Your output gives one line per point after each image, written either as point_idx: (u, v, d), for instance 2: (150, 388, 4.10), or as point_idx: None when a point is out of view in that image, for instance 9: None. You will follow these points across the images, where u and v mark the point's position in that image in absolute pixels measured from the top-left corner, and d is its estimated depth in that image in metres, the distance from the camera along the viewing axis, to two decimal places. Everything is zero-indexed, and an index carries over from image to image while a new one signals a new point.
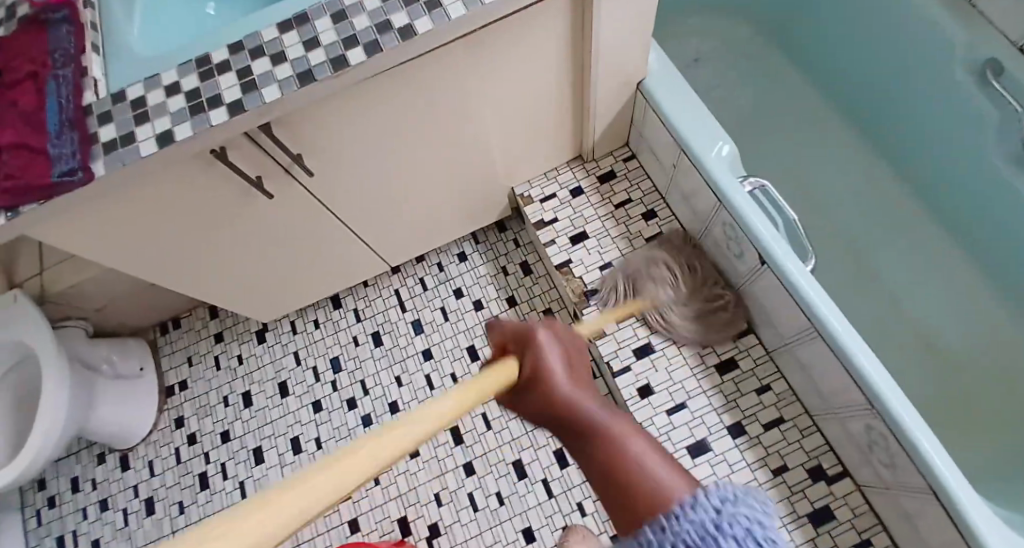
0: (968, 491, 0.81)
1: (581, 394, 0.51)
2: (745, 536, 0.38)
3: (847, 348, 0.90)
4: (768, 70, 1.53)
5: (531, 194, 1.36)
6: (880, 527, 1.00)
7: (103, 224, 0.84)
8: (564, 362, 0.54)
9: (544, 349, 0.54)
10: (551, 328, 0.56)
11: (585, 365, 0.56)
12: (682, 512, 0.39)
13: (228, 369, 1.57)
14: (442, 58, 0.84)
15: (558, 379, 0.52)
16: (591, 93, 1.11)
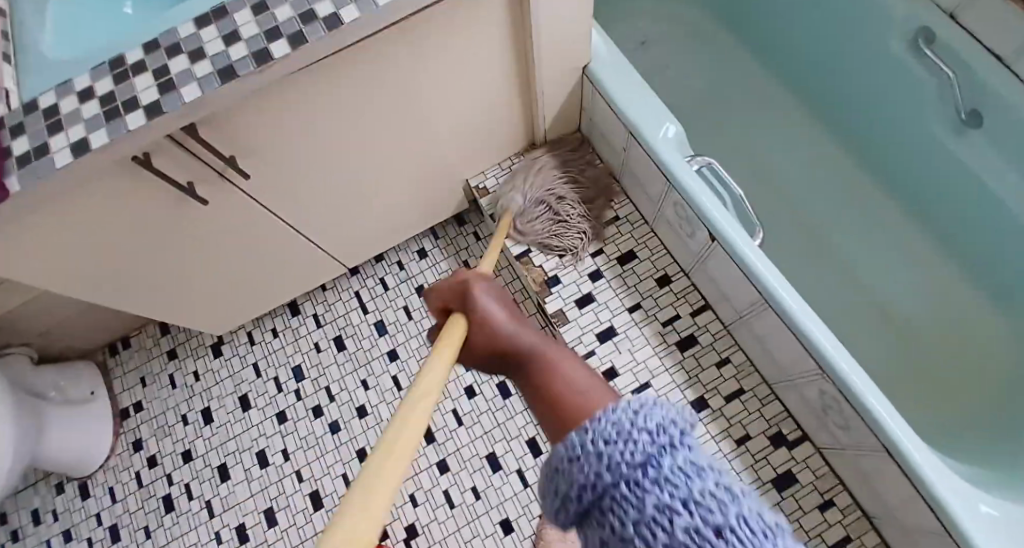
0: (921, 449, 0.83)
1: (514, 325, 0.60)
2: (659, 436, 0.34)
3: (798, 318, 0.91)
4: (713, 48, 1.54)
5: (486, 185, 1.34)
6: (840, 487, 1.03)
7: (28, 245, 0.80)
8: (499, 305, 0.62)
9: (479, 297, 0.62)
10: (488, 284, 0.65)
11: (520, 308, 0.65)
12: (600, 420, 0.37)
13: (186, 387, 1.52)
14: (376, 49, 0.82)
15: (494, 317, 0.61)
16: (535, 79, 1.10)
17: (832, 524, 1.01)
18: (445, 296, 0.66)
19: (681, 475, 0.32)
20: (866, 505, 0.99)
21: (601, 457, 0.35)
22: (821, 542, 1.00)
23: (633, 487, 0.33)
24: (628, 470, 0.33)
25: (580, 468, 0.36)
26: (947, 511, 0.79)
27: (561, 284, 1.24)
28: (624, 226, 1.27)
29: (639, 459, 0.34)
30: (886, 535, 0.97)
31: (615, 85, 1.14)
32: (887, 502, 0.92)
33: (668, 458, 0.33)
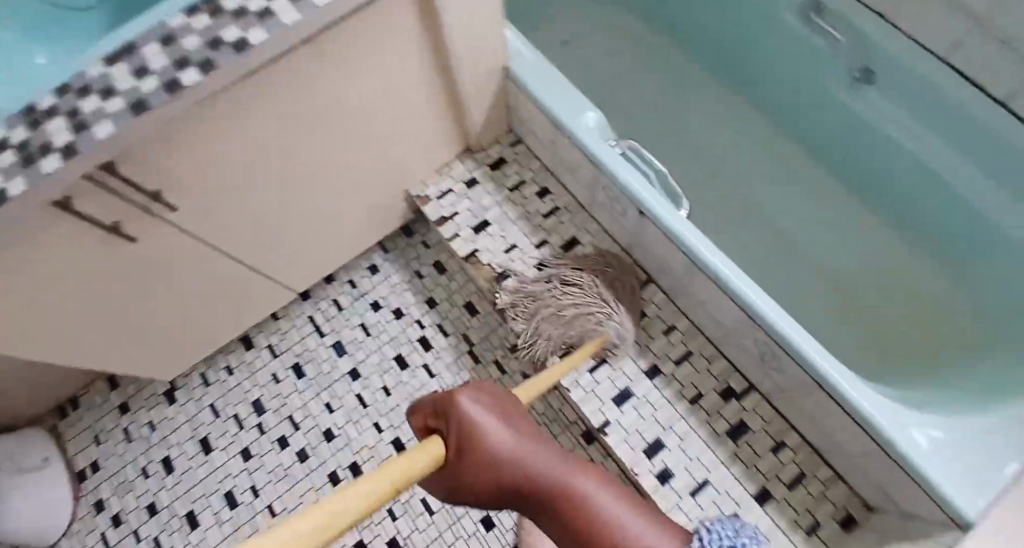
0: (857, 385, 0.87)
1: (522, 447, 0.55)
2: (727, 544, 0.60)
3: (735, 286, 0.96)
4: (638, 43, 1.60)
5: (427, 193, 1.36)
6: (789, 428, 1.07)
7: (9, 289, 0.82)
8: (493, 418, 0.55)
9: (471, 416, 0.55)
10: (470, 391, 0.57)
11: (511, 409, 0.59)
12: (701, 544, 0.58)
13: (142, 439, 1.48)
14: (293, 69, 0.84)
15: (497, 438, 0.54)
16: (458, 85, 1.14)
17: (787, 463, 1.05)
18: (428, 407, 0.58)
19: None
20: (814, 441, 1.04)
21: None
22: (778, 481, 1.04)
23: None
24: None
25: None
26: (886, 439, 0.83)
27: (511, 278, 1.27)
28: (564, 215, 1.31)
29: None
30: (836, 465, 1.02)
31: (538, 83, 1.18)
32: (833, 438, 0.97)
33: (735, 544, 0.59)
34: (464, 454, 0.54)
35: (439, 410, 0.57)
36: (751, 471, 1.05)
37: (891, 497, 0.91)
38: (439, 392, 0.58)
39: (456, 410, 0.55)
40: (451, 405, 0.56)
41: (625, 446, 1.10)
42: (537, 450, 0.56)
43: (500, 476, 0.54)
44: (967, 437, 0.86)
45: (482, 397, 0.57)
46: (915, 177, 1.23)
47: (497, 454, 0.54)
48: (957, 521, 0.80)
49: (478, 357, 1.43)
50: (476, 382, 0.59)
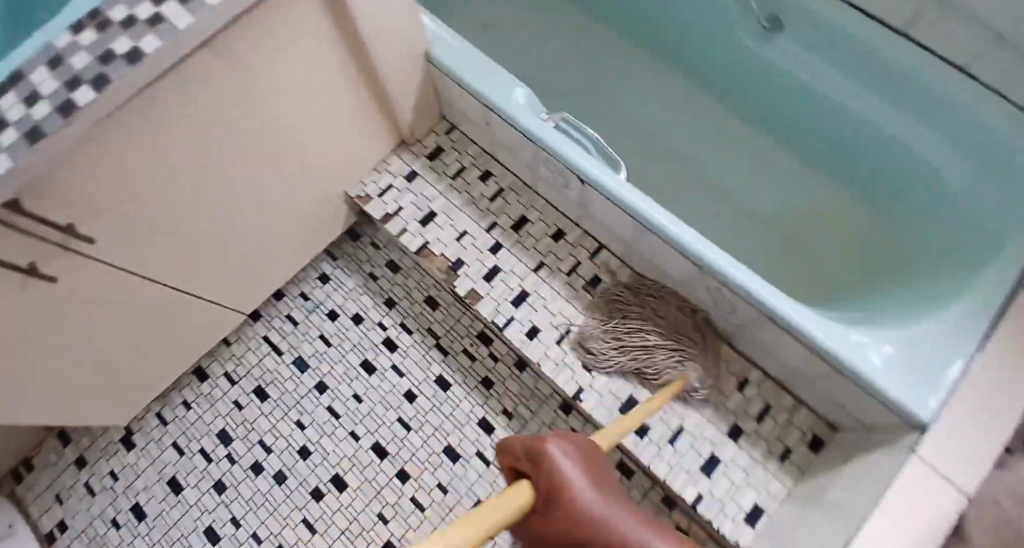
0: (806, 315, 0.90)
1: (602, 505, 0.60)
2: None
3: (677, 237, 0.98)
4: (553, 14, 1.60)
5: (367, 192, 1.34)
6: (750, 365, 1.11)
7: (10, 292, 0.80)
8: (581, 470, 0.61)
9: (561, 465, 0.61)
10: (561, 442, 0.64)
11: (595, 471, 0.64)
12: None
13: (106, 490, 1.39)
14: (198, 79, 0.81)
15: (583, 490, 0.60)
16: (380, 78, 1.12)
17: (752, 397, 1.08)
18: (518, 455, 0.65)
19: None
20: (771, 371, 1.08)
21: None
22: (747, 416, 1.07)
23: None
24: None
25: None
26: (839, 362, 0.86)
27: (466, 264, 1.26)
28: (510, 195, 1.31)
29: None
30: (795, 392, 1.06)
31: (462, 65, 1.17)
32: (790, 368, 1.01)
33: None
34: (551, 500, 0.60)
35: (529, 454, 0.64)
36: (721, 411, 1.08)
37: (847, 412, 0.96)
38: (531, 438, 0.65)
39: (547, 455, 0.62)
40: (542, 451, 0.62)
41: (601, 409, 1.12)
42: (613, 507, 0.61)
43: (580, 526, 0.58)
44: (909, 342, 0.88)
45: (571, 450, 0.64)
46: (821, 112, 1.27)
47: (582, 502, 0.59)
48: (909, 423, 0.83)
49: (447, 348, 1.39)
50: (565, 435, 0.66)
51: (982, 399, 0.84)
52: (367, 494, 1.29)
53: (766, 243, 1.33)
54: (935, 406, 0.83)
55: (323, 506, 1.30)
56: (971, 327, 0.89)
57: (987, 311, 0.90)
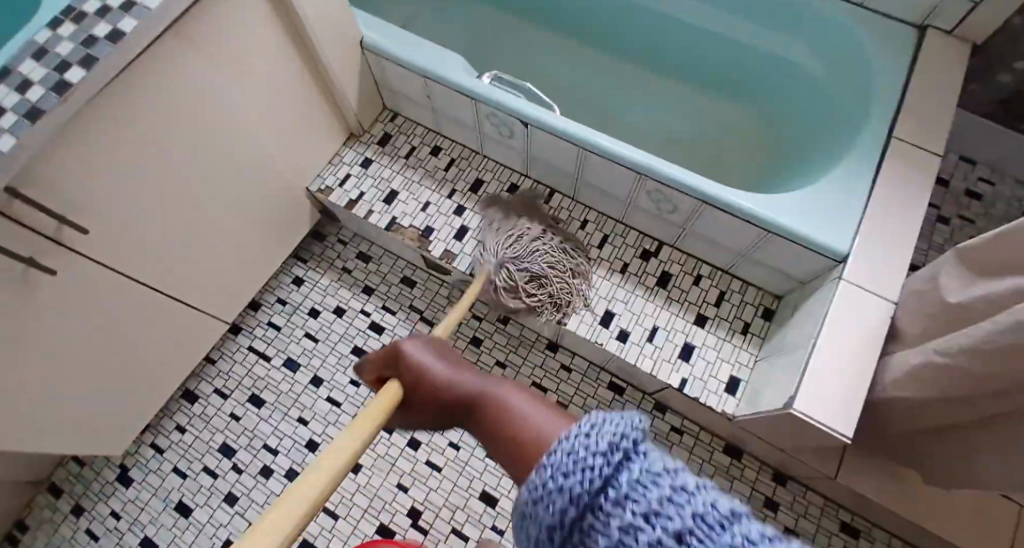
0: (750, 199, 1.02)
1: (452, 371, 0.63)
2: (614, 455, 0.37)
3: (631, 159, 1.08)
4: None
5: (327, 184, 1.35)
6: (701, 263, 1.24)
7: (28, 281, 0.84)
8: (434, 356, 0.65)
9: (416, 356, 0.65)
10: (417, 341, 0.67)
11: (459, 353, 0.67)
12: (550, 455, 0.39)
13: (110, 532, 1.27)
14: (165, 64, 0.87)
15: (432, 366, 0.64)
16: (330, 76, 1.19)
17: (708, 289, 1.22)
18: (379, 365, 0.67)
19: (645, 492, 0.36)
20: (717, 259, 1.20)
21: (559, 490, 0.37)
22: (707, 304, 1.21)
23: (600, 511, 0.36)
24: (590, 500, 0.37)
25: (545, 506, 0.38)
26: (791, 231, 0.99)
27: (435, 230, 1.31)
28: (462, 163, 1.37)
29: (599, 484, 0.37)
30: (743, 274, 1.20)
31: (398, 44, 1.20)
32: (738, 254, 1.14)
33: (630, 473, 0.37)
34: (418, 386, 0.64)
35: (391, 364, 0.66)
36: (685, 305, 1.21)
37: (790, 274, 1.10)
38: (387, 347, 0.68)
39: (407, 356, 0.65)
40: (399, 351, 0.66)
41: (584, 326, 1.21)
42: (463, 372, 0.62)
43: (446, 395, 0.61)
44: (820, 197, 1.02)
45: (425, 344, 0.67)
46: None
47: (436, 378, 0.63)
48: (835, 258, 0.97)
49: (432, 319, 1.40)
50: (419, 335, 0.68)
51: (882, 226, 0.98)
52: (384, 470, 1.27)
53: (701, 155, 1.42)
54: (852, 242, 0.97)
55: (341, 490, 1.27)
56: (864, 172, 1.04)
57: (871, 161, 1.05)
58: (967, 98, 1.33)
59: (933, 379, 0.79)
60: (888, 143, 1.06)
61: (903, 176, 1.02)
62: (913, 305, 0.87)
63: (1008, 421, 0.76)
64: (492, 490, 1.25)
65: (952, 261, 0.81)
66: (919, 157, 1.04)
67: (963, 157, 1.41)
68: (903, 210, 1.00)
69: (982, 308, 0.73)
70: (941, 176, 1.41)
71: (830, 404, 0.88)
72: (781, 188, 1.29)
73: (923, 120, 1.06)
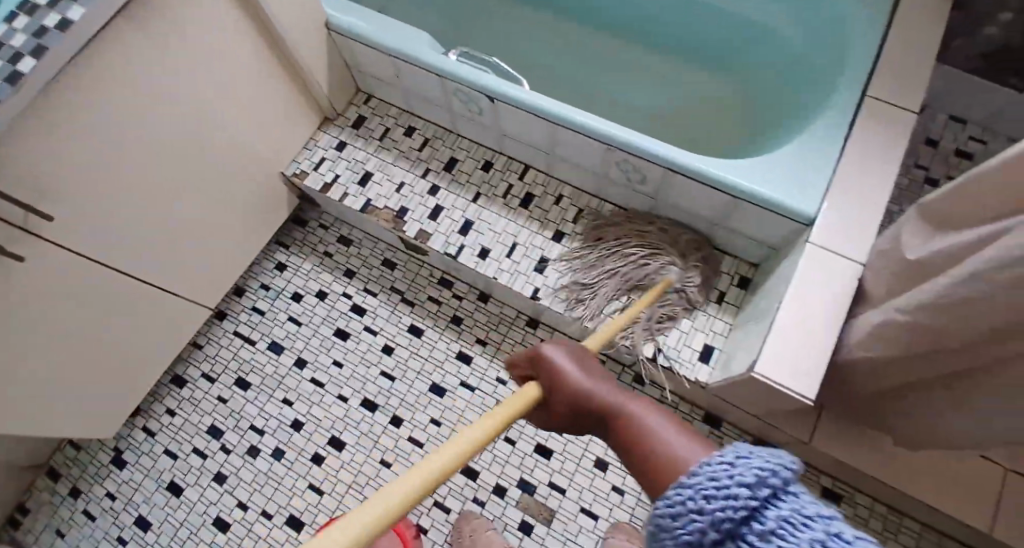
0: (719, 166, 1.00)
1: (596, 382, 0.60)
2: (761, 490, 0.39)
3: (598, 129, 1.05)
4: None
5: (302, 168, 1.33)
6: None
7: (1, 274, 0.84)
8: (576, 364, 0.62)
9: (558, 360, 0.62)
10: (562, 346, 0.64)
11: (599, 364, 0.64)
12: (691, 478, 0.42)
13: (105, 512, 1.28)
14: (123, 51, 0.86)
15: (574, 373, 0.61)
16: (297, 60, 1.17)
17: None
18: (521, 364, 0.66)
19: (789, 530, 0.38)
20: (692, 229, 1.18)
21: (702, 513, 0.40)
22: None
23: (743, 539, 0.39)
24: (733, 527, 0.40)
25: (684, 523, 0.41)
26: (760, 196, 0.97)
27: (410, 211, 1.30)
28: (437, 142, 1.36)
29: (744, 514, 0.39)
30: (717, 243, 1.18)
31: (365, 26, 1.18)
32: (711, 221, 1.12)
33: (776, 509, 0.39)
34: (559, 392, 0.61)
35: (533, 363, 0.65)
36: None
37: (763, 241, 1.08)
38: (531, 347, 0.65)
39: (548, 360, 0.63)
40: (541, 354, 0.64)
41: (558, 300, 1.21)
42: (602, 383, 0.60)
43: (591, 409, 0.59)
44: (789, 160, 0.99)
45: (571, 349, 0.64)
46: None
47: (573, 385, 0.60)
48: (802, 221, 0.95)
49: (412, 300, 1.40)
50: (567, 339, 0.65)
51: (851, 187, 0.96)
52: (367, 448, 1.29)
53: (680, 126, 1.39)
54: (820, 204, 0.95)
55: (327, 468, 1.28)
56: (836, 133, 1.01)
57: (843, 121, 1.02)
58: (952, 54, 1.28)
59: (891, 335, 0.77)
60: (861, 100, 1.03)
61: (875, 136, 0.99)
62: (878, 265, 0.85)
63: (966, 378, 0.74)
64: (472, 464, 1.26)
65: (915, 219, 0.78)
66: (891, 114, 1.01)
67: (953, 116, 1.37)
68: (870, 169, 0.97)
69: (939, 262, 0.71)
70: (930, 137, 1.36)
71: (794, 368, 0.86)
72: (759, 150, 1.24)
73: (897, 77, 1.03)
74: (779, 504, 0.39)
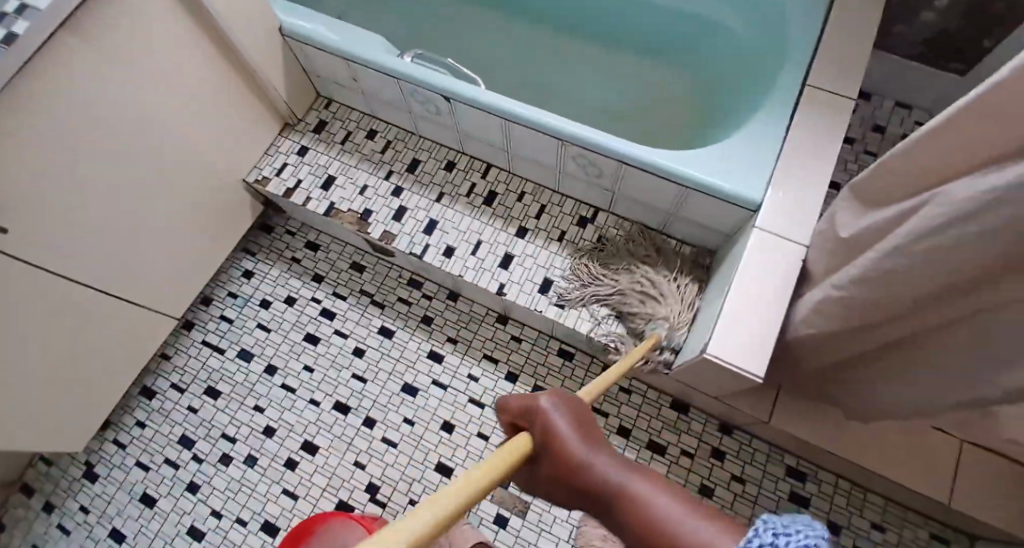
0: (670, 157, 1.03)
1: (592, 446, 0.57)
2: None
3: (554, 126, 1.07)
4: None
5: (264, 174, 1.34)
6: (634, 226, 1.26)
7: None
8: (572, 422, 0.59)
9: (553, 416, 0.60)
10: (557, 398, 0.61)
11: (596, 425, 0.61)
12: None
13: (79, 525, 1.28)
14: (70, 62, 0.88)
15: (569, 433, 0.58)
16: (251, 66, 1.19)
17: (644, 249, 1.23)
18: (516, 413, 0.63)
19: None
20: (651, 221, 1.21)
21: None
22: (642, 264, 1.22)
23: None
24: None
25: None
26: (709, 184, 1.00)
27: (373, 212, 1.31)
28: (398, 145, 1.37)
29: None
30: (675, 234, 1.21)
31: (318, 31, 1.19)
32: (666, 211, 1.15)
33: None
34: (551, 450, 0.58)
35: (527, 414, 0.62)
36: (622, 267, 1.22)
37: (717, 228, 1.11)
38: (527, 396, 0.63)
39: (544, 414, 0.60)
40: (537, 406, 0.61)
41: (523, 295, 1.23)
42: (600, 449, 0.58)
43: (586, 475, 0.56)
44: (735, 149, 1.03)
45: (568, 405, 0.61)
46: None
47: (569, 450, 0.57)
48: (750, 206, 0.99)
49: (381, 302, 1.41)
50: (564, 392, 0.63)
51: (796, 173, 1.00)
52: (342, 450, 1.30)
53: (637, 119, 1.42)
54: (766, 189, 0.98)
55: (301, 472, 1.29)
56: (780, 121, 1.05)
57: (786, 110, 1.06)
58: (893, 41, 1.33)
59: (831, 311, 0.81)
60: (803, 88, 1.07)
61: (816, 122, 1.03)
62: (820, 244, 0.89)
63: (898, 348, 0.79)
64: (446, 461, 1.28)
65: (849, 197, 0.82)
66: (832, 100, 1.05)
67: (899, 103, 1.41)
68: (814, 152, 1.01)
69: (871, 236, 0.74)
70: (877, 123, 1.40)
71: (744, 348, 0.90)
72: (716, 138, 1.27)
73: (837, 65, 1.07)
74: None
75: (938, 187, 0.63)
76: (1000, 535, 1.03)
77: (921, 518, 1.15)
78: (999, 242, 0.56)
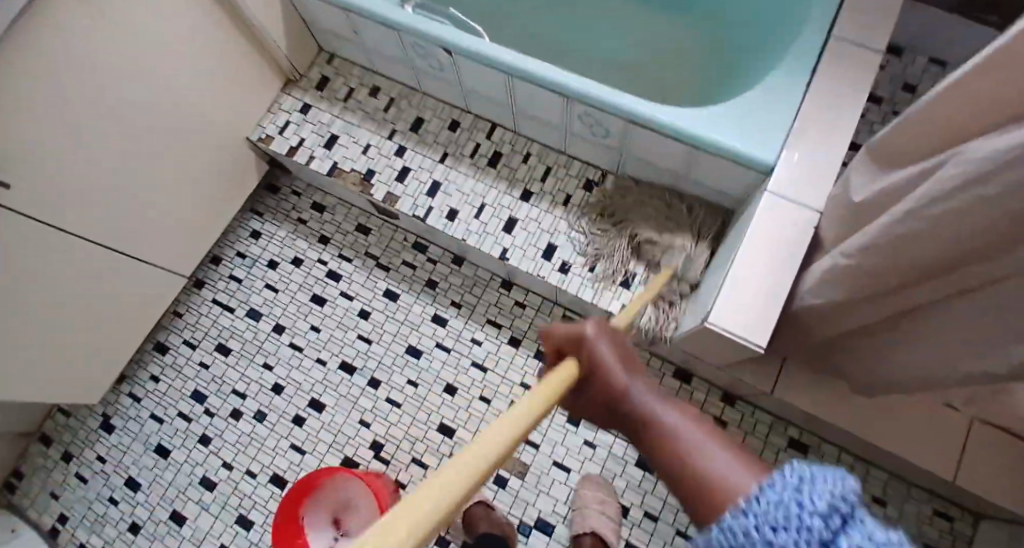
0: (677, 115, 0.98)
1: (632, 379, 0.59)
2: (832, 519, 0.34)
3: (556, 81, 1.03)
4: None
5: (268, 133, 1.33)
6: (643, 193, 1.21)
7: None
8: (614, 353, 0.61)
9: (596, 344, 0.62)
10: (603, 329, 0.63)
11: (639, 360, 0.63)
12: (752, 503, 0.38)
13: (96, 473, 1.33)
14: (71, 14, 0.87)
15: (610, 362, 0.60)
16: (253, 18, 1.16)
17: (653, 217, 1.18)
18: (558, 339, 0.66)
19: None
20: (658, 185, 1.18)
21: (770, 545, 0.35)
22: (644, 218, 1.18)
23: None
24: None
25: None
26: (717, 144, 0.96)
27: (377, 173, 1.30)
28: (402, 103, 1.35)
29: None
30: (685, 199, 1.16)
31: None
32: (674, 173, 1.11)
33: (848, 537, 0.33)
34: (591, 375, 0.61)
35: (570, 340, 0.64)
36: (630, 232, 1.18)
37: (726, 192, 1.07)
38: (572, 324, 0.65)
39: (586, 340, 0.62)
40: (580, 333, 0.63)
41: (526, 260, 1.21)
42: (639, 381, 0.60)
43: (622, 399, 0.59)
44: (747, 108, 0.98)
45: (612, 337, 0.63)
46: None
47: (610, 377, 0.60)
48: (761, 169, 0.95)
49: (387, 265, 1.41)
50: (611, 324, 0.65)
51: (810, 135, 0.95)
52: (348, 407, 1.32)
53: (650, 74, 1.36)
54: (778, 150, 0.94)
55: (307, 428, 1.31)
56: (800, 77, 0.99)
57: (806, 66, 1.00)
58: None
59: (837, 276, 0.78)
60: (826, 43, 1.01)
61: (836, 80, 0.97)
62: (831, 211, 0.85)
63: (904, 318, 0.77)
64: (449, 422, 1.29)
65: (865, 157, 0.78)
66: (854, 56, 0.98)
67: (933, 59, 1.32)
68: (833, 112, 0.96)
69: (882, 199, 0.71)
70: (909, 82, 1.32)
71: (747, 316, 0.87)
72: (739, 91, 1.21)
73: (861, 17, 1.00)
74: (860, 531, 0.34)
75: (955, 144, 0.59)
76: (1007, 514, 1.00)
77: (926, 494, 1.12)
78: (1006, 208, 0.53)
